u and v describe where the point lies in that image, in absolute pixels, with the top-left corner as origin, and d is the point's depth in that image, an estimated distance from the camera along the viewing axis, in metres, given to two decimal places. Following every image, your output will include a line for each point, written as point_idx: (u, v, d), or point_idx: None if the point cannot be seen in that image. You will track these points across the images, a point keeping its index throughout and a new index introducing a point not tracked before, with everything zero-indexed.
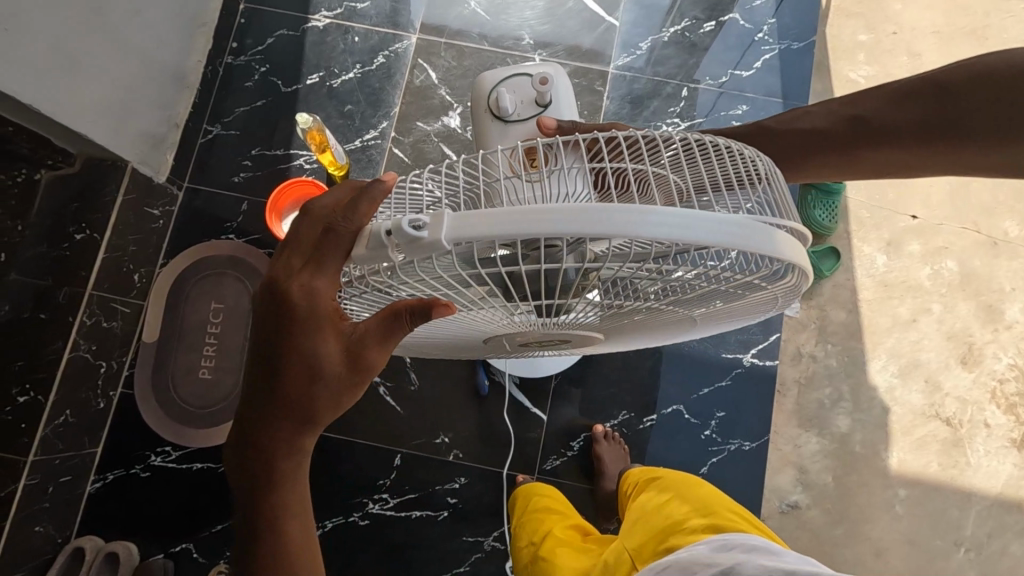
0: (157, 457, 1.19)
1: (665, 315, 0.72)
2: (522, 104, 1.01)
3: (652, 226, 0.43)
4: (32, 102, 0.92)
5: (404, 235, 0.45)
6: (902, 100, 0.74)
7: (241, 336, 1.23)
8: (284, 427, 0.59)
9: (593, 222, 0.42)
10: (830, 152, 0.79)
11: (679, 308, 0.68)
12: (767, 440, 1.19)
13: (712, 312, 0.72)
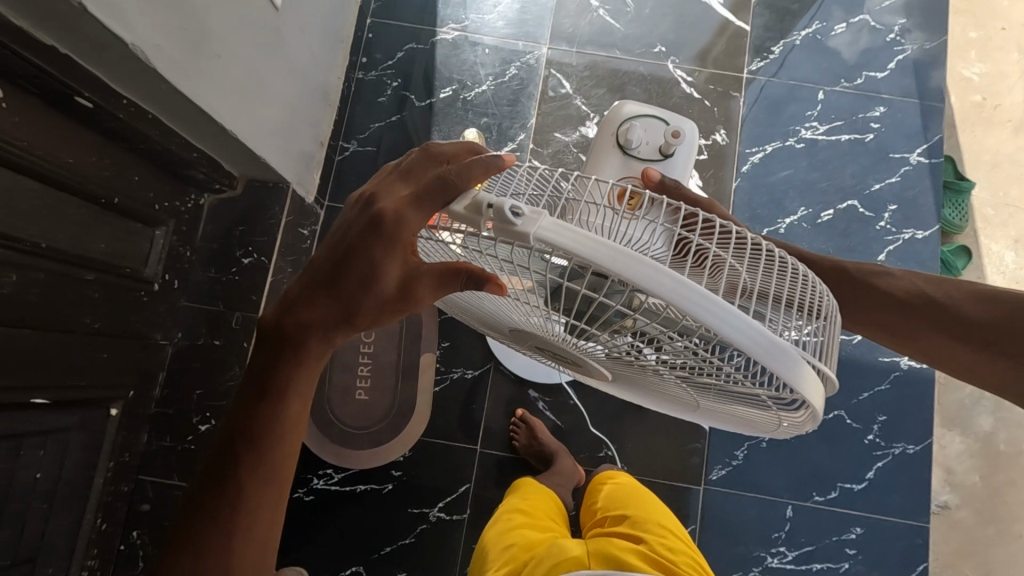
0: (321, 480, 1.18)
1: (651, 388, 0.65)
2: (645, 147, 0.83)
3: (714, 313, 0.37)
4: (235, 130, 0.90)
5: (500, 216, 0.37)
6: (966, 310, 0.72)
7: (395, 354, 1.21)
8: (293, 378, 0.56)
9: (662, 277, 0.36)
10: (888, 322, 0.77)
11: (669, 389, 0.60)
12: (930, 443, 1.19)
13: (697, 406, 0.64)
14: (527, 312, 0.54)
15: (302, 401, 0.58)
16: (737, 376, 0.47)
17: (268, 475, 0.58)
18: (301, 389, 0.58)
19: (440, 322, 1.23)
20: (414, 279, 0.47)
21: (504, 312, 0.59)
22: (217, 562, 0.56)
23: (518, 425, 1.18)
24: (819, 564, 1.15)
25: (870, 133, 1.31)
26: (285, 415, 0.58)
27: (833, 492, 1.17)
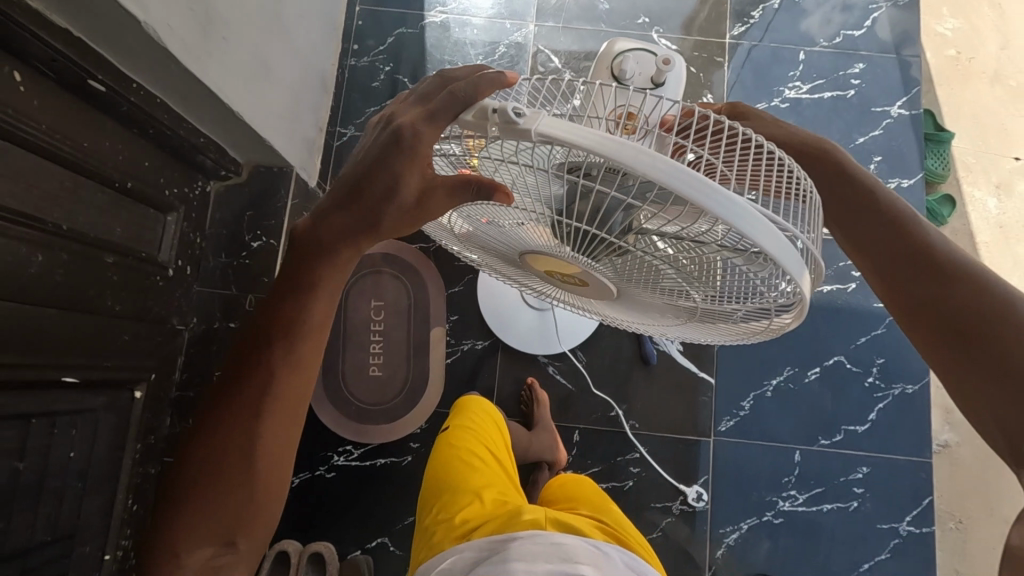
0: (340, 456, 1.20)
1: (643, 314, 0.63)
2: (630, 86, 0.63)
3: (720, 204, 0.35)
4: (241, 111, 0.93)
5: (503, 117, 0.37)
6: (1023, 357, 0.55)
7: (406, 330, 1.24)
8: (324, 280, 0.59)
9: (655, 161, 0.35)
10: (929, 332, 0.60)
11: (662, 312, 0.59)
12: (928, 381, 1.23)
13: (689, 330, 0.63)
14: (522, 232, 0.52)
15: (326, 299, 0.60)
16: (735, 282, 0.46)
17: (287, 363, 0.61)
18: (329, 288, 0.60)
19: (447, 296, 1.26)
20: (427, 193, 0.48)
21: (499, 240, 0.57)
22: (226, 431, 0.60)
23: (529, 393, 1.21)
24: (829, 504, 1.19)
25: (851, 89, 1.36)
26: (313, 304, 0.60)
27: (838, 434, 1.21)
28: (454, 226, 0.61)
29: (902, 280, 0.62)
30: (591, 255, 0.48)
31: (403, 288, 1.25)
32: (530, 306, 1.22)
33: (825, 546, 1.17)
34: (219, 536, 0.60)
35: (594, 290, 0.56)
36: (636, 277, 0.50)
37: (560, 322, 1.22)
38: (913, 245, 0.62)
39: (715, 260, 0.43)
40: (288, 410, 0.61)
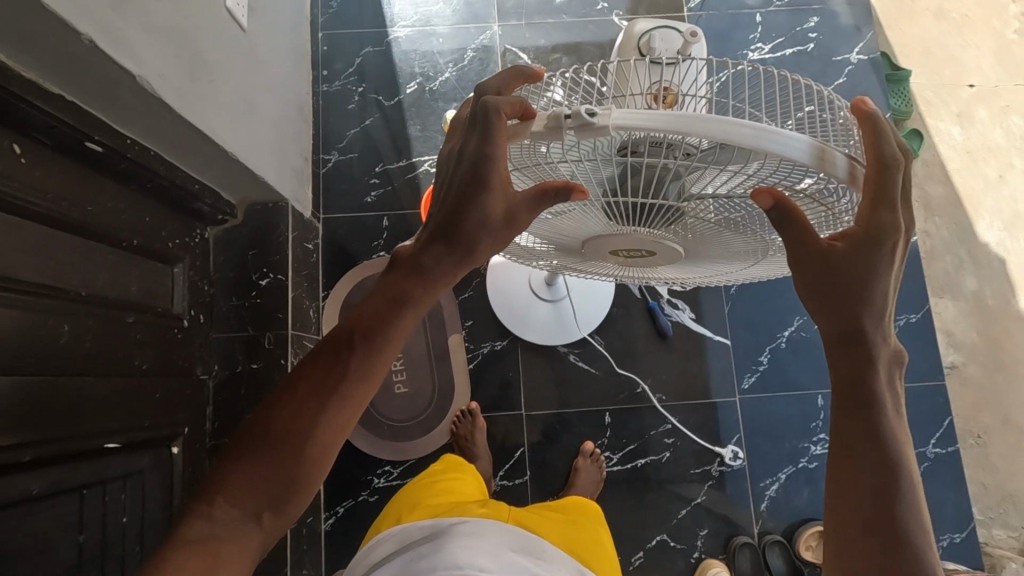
0: (381, 478, 1.20)
1: (696, 270, 0.67)
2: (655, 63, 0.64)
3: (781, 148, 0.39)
4: (238, 153, 0.94)
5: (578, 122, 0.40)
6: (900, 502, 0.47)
7: (424, 342, 1.25)
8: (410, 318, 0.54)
9: (727, 126, 0.39)
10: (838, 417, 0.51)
11: (718, 262, 0.63)
12: (929, 307, 1.29)
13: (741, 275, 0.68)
14: (582, 223, 0.55)
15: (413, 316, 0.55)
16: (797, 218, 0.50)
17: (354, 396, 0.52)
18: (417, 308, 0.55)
19: (459, 303, 1.27)
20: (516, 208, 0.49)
21: (556, 235, 0.60)
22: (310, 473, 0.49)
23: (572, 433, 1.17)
24: None
25: (810, 43, 1.41)
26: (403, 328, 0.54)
27: None
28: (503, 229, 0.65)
29: (862, 443, 0.49)
30: (660, 227, 0.51)
31: None
32: (543, 299, 1.25)
33: None
34: (245, 512, 0.48)
35: (658, 258, 0.59)
36: (700, 235, 0.54)
37: (576, 310, 1.24)
38: (879, 425, 0.48)
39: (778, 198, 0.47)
40: (357, 412, 0.52)
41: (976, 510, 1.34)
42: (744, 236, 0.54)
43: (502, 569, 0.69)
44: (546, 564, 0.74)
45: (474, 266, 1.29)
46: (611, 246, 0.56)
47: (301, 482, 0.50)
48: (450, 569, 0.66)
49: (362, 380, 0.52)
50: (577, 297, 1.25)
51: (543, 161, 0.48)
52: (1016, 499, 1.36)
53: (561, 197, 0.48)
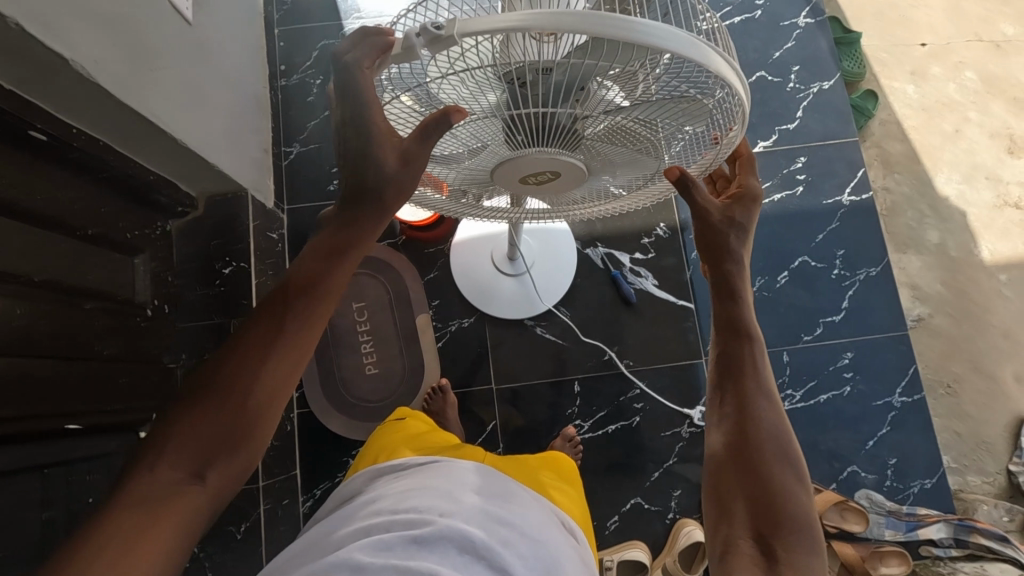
0: (356, 459, 1.22)
1: (611, 198, 0.68)
2: None
3: (645, 36, 0.39)
4: (185, 138, 0.96)
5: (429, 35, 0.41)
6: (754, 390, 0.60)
7: (393, 324, 1.27)
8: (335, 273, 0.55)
9: (579, 19, 0.39)
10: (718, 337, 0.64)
11: (628, 183, 0.64)
12: (889, 260, 1.30)
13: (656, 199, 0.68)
14: (483, 150, 0.55)
15: (343, 271, 0.55)
16: (687, 124, 0.51)
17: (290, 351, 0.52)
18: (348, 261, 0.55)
19: (425, 284, 1.29)
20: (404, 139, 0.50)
21: (466, 171, 0.61)
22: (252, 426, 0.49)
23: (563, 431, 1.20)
24: (825, 395, 1.25)
25: (758, 10, 1.43)
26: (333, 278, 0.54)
27: (818, 328, 1.28)
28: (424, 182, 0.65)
29: (740, 410, 0.59)
30: (557, 144, 0.52)
31: (382, 285, 1.28)
32: (506, 274, 1.26)
33: (829, 434, 1.23)
34: (187, 473, 0.47)
35: (567, 182, 0.60)
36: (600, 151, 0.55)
37: (538, 283, 1.25)
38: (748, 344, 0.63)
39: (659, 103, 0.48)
40: (297, 362, 0.52)
41: (949, 459, 1.34)
42: (640, 149, 0.55)
43: (464, 508, 0.67)
44: (513, 508, 0.71)
45: (437, 247, 1.31)
46: (516, 171, 0.57)
47: (250, 437, 0.49)
48: (401, 511, 0.66)
49: (304, 330, 0.52)
50: (539, 271, 1.26)
51: (423, 89, 0.48)
52: (992, 446, 1.35)
53: (443, 123, 0.48)
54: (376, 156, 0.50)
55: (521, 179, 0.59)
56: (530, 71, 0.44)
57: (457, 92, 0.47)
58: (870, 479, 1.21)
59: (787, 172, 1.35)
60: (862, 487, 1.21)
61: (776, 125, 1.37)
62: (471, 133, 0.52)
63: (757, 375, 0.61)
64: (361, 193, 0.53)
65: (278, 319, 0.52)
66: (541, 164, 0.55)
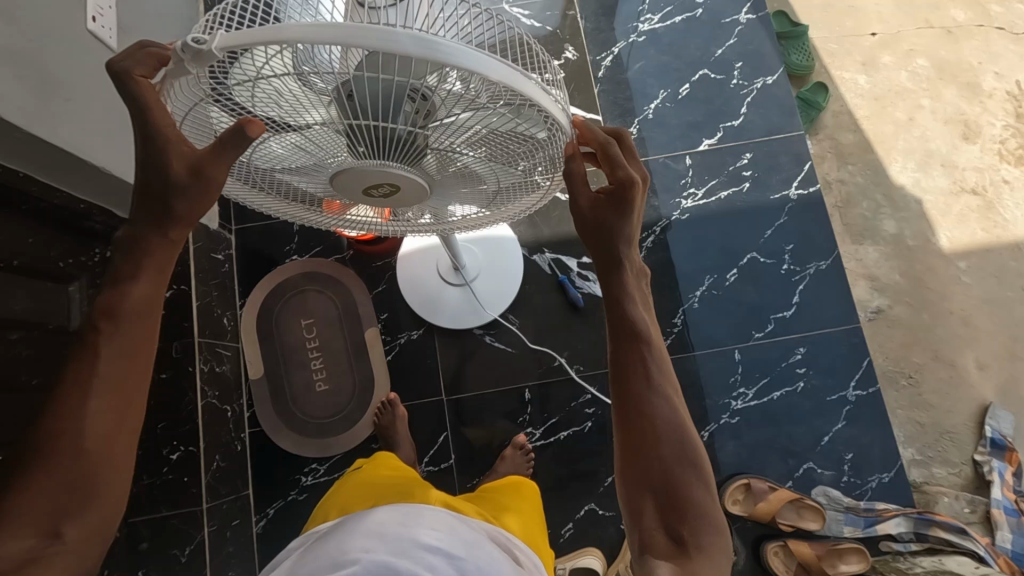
0: (308, 476, 1.22)
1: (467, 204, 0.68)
2: None
3: (440, 52, 0.40)
4: (105, 164, 0.98)
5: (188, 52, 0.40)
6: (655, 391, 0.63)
7: (342, 339, 1.27)
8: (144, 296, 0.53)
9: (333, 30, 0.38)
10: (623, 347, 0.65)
11: (482, 194, 0.64)
12: (839, 253, 1.29)
13: (511, 209, 0.68)
14: (319, 161, 0.55)
15: (152, 288, 0.54)
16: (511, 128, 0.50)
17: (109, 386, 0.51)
18: (154, 275, 0.54)
19: (373, 298, 1.30)
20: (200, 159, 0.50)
21: (314, 182, 0.60)
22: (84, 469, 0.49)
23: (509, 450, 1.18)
24: (778, 392, 1.23)
25: (699, 8, 1.43)
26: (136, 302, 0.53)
27: (769, 325, 1.26)
28: (279, 197, 0.64)
29: (641, 418, 0.62)
30: (395, 159, 0.52)
31: (329, 301, 1.29)
32: (452, 285, 1.26)
33: (784, 431, 1.22)
34: (38, 531, 0.47)
35: (414, 196, 0.60)
36: (441, 162, 0.55)
37: (481, 294, 1.25)
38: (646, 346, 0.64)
39: (483, 117, 0.48)
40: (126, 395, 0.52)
41: (911, 451, 1.32)
42: (478, 157, 0.55)
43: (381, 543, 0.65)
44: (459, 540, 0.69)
45: (385, 261, 1.31)
46: (358, 183, 0.56)
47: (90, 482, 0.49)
48: (343, 564, 0.62)
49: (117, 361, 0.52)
50: (482, 282, 1.25)
51: (232, 99, 0.47)
52: (956, 436, 1.33)
53: (244, 133, 0.47)
54: (166, 163, 0.50)
55: (367, 192, 0.58)
56: (343, 83, 0.43)
57: (261, 103, 0.46)
58: (826, 476, 1.20)
59: (733, 169, 1.34)
60: (819, 484, 1.19)
61: (721, 122, 1.37)
62: (304, 144, 0.52)
63: (650, 382, 0.63)
64: (154, 205, 0.52)
65: (91, 357, 0.51)
66: (380, 177, 0.54)
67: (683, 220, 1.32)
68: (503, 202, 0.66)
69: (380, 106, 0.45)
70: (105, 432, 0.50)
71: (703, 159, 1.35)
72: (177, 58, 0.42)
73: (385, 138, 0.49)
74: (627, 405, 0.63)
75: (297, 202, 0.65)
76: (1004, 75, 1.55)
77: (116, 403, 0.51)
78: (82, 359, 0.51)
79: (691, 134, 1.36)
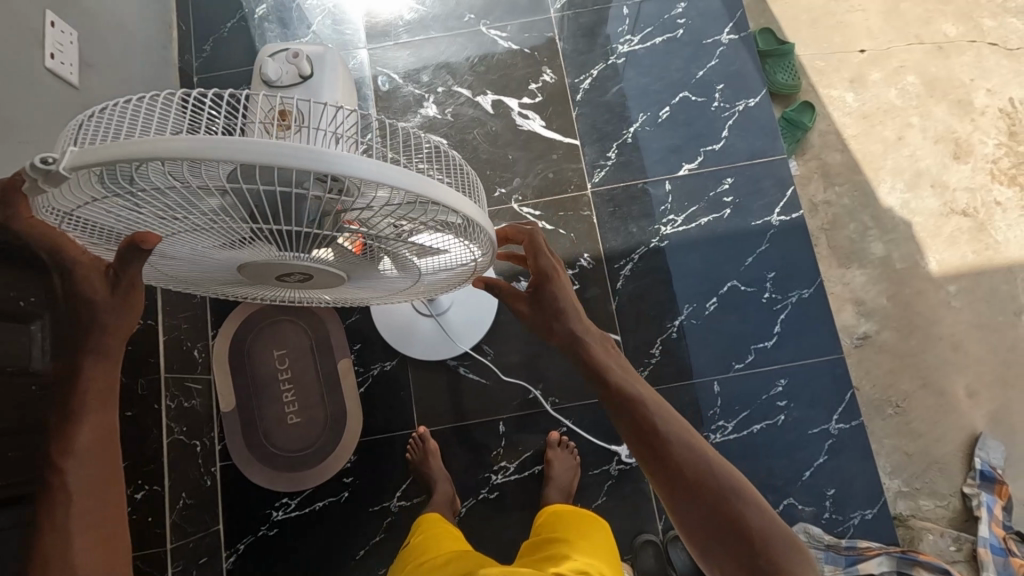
0: (279, 511, 1.20)
1: (394, 281, 0.69)
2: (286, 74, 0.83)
3: (318, 160, 0.40)
4: None
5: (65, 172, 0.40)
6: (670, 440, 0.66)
7: (314, 371, 1.26)
8: (95, 426, 0.53)
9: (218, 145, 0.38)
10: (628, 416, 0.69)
11: (407, 270, 0.65)
12: (822, 281, 1.26)
13: (445, 275, 0.70)
14: (213, 256, 0.55)
15: (103, 417, 0.53)
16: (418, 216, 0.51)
17: (93, 522, 0.52)
18: (97, 401, 0.53)
19: (346, 328, 1.27)
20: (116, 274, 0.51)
21: (213, 270, 0.60)
22: None
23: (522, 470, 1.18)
24: (758, 425, 1.21)
25: (680, 29, 1.40)
26: (86, 434, 0.52)
27: (749, 355, 1.23)
28: (190, 279, 0.65)
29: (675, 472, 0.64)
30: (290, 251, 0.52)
31: (302, 332, 1.27)
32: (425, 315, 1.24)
33: (764, 465, 1.19)
34: None
35: (326, 280, 0.61)
36: (347, 253, 0.55)
37: (454, 324, 1.23)
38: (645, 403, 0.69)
39: (384, 211, 0.49)
40: (108, 524, 0.53)
41: (898, 483, 1.30)
42: (389, 243, 0.55)
43: None
44: None
45: None
46: (260, 271, 0.57)
47: None
48: None
49: (88, 497, 0.52)
50: (455, 312, 1.24)
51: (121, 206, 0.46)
52: (943, 467, 1.30)
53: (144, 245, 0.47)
54: (76, 286, 0.50)
55: (274, 278, 0.59)
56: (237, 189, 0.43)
57: (156, 209, 0.46)
58: (807, 512, 1.17)
59: (713, 195, 1.32)
60: (799, 520, 1.16)
61: (701, 146, 1.34)
62: (192, 242, 0.52)
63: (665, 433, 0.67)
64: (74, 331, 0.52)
65: (63, 499, 0.51)
66: (281, 266, 0.55)
67: (663, 248, 1.29)
68: (433, 271, 0.67)
69: (266, 206, 0.45)
70: (97, 570, 0.51)
71: (682, 184, 1.32)
72: (38, 180, 0.42)
73: (276, 236, 0.49)
74: (656, 464, 0.66)
75: (207, 282, 0.66)
76: (996, 92, 1.51)
77: (102, 535, 0.52)
78: (53, 506, 0.51)
79: (670, 158, 1.34)
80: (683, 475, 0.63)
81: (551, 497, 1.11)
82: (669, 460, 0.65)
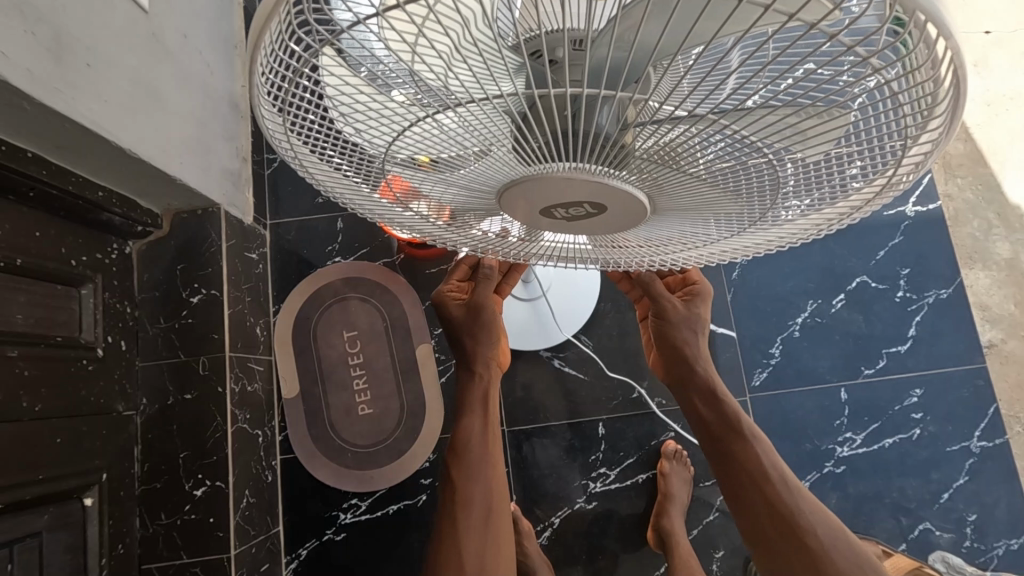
0: (348, 513, 1.06)
1: (691, 232, 0.56)
2: None
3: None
4: (130, 145, 0.78)
5: None
6: (794, 505, 0.76)
7: (389, 356, 1.11)
8: (473, 415, 0.88)
9: None
10: (735, 452, 0.79)
11: (719, 217, 0.52)
12: (962, 281, 1.12)
13: (766, 234, 0.55)
14: (485, 167, 0.44)
15: (479, 399, 0.89)
16: (801, 114, 0.37)
17: (472, 468, 0.85)
18: (477, 406, 0.89)
19: (427, 310, 1.12)
20: (478, 307, 0.88)
21: (472, 190, 0.50)
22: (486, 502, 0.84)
23: (655, 536, 1.00)
24: (890, 438, 1.08)
25: None
26: (470, 416, 0.88)
27: (881, 360, 1.10)
28: (431, 209, 0.56)
29: (796, 524, 0.74)
30: (594, 163, 0.42)
31: (375, 311, 1.12)
32: (518, 298, 1.08)
33: (896, 484, 1.07)
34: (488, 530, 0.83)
35: (613, 217, 0.50)
36: (666, 172, 0.43)
37: (556, 310, 1.08)
38: (755, 443, 0.80)
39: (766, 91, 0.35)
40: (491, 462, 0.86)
41: None
42: (726, 164, 0.41)
43: None
44: None
45: (437, 267, 1.14)
46: (538, 194, 0.46)
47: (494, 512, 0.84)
48: None
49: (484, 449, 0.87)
50: (557, 296, 1.09)
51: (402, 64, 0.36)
52: None
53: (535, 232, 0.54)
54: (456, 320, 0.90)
55: (545, 208, 0.49)
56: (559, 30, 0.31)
57: (440, 71, 0.36)
58: (945, 539, 1.04)
59: None
60: (936, 547, 1.04)
61: None
62: (467, 141, 0.41)
63: (788, 487, 0.77)
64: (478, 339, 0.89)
65: (467, 458, 0.85)
66: (576, 185, 0.44)
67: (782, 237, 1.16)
68: (761, 226, 0.53)
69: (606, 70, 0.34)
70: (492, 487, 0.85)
71: None
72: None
73: (593, 126, 0.38)
74: (776, 510, 0.76)
75: (447, 203, 0.54)
76: None
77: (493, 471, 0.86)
78: (472, 457, 0.86)
79: None
80: (801, 530, 0.74)
81: (674, 518, 0.99)
82: (766, 485, 0.77)
